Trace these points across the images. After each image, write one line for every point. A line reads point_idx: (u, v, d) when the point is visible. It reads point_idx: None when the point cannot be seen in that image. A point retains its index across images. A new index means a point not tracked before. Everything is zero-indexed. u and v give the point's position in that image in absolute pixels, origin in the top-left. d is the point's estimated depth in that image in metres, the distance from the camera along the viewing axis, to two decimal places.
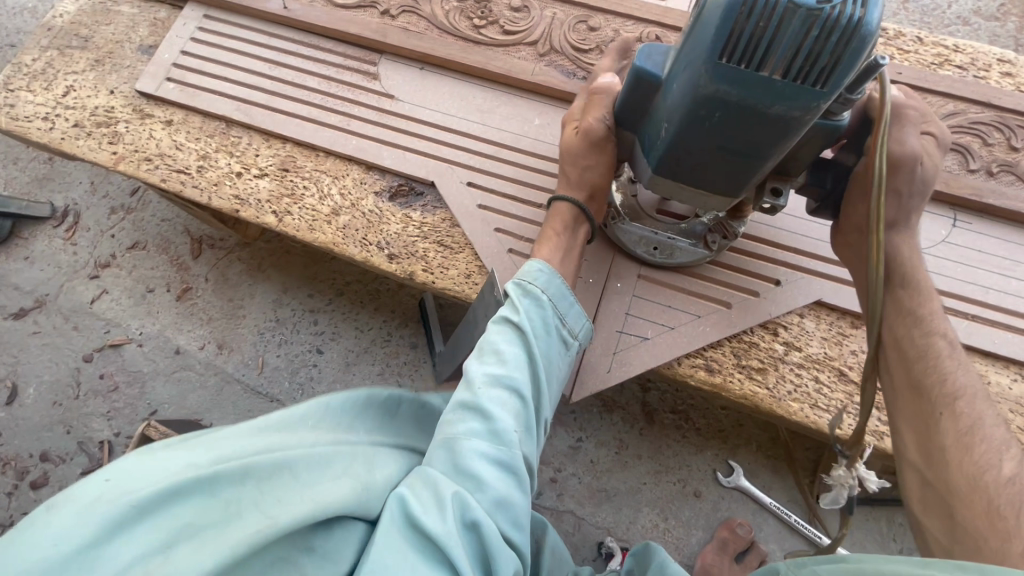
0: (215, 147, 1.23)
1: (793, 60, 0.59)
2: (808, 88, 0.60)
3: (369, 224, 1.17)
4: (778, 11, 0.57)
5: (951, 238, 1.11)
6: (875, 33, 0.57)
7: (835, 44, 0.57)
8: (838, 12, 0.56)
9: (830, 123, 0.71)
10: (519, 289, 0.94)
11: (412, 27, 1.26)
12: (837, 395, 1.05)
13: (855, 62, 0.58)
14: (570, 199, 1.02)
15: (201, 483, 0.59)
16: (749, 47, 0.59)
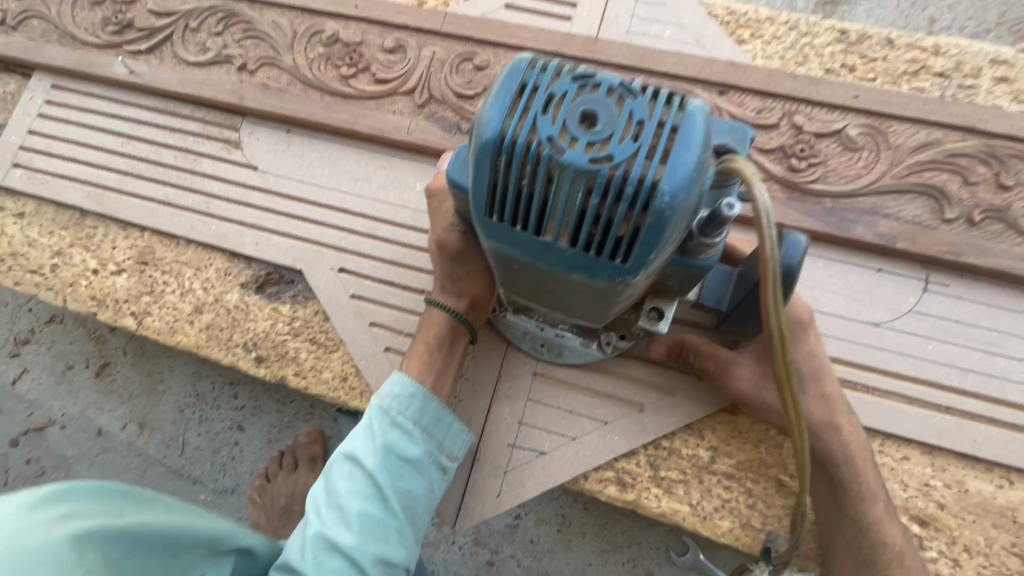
0: (69, 241, 1.10)
1: (573, 227, 0.46)
2: (603, 260, 0.47)
3: (235, 322, 1.03)
4: (540, 169, 0.44)
5: (921, 307, 0.90)
6: (678, 201, 0.43)
7: (619, 216, 0.44)
8: (617, 175, 0.43)
9: (691, 264, 0.58)
10: (380, 418, 0.78)
11: (274, 83, 1.09)
12: (775, 510, 0.87)
13: (657, 239, 0.45)
14: (442, 307, 0.86)
15: (79, 491, 0.59)
16: (517, 207, 0.47)
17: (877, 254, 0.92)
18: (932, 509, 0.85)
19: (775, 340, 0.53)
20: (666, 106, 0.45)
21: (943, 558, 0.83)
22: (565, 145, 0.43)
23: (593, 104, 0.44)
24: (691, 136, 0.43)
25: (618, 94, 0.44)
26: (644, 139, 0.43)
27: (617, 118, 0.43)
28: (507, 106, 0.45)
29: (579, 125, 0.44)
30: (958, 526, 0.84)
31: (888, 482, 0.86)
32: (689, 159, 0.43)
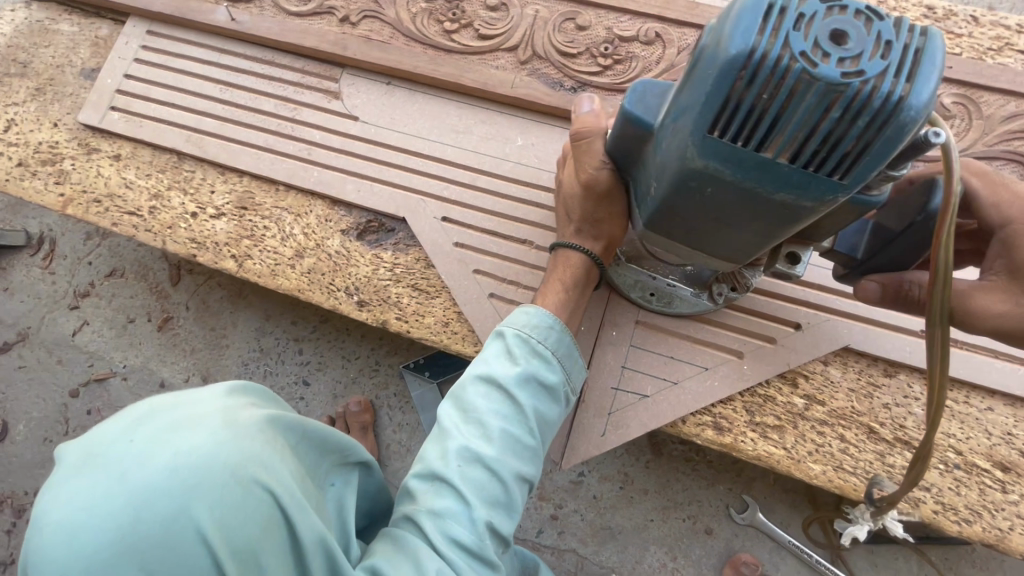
0: (167, 185, 1.12)
1: (804, 140, 0.54)
2: (822, 175, 0.56)
3: (336, 268, 1.06)
4: (791, 81, 0.52)
5: None
6: (916, 115, 0.51)
7: (859, 128, 0.52)
8: (866, 89, 0.51)
9: (863, 199, 0.63)
10: (522, 346, 0.85)
11: (376, 35, 1.11)
12: (866, 454, 0.92)
13: (885, 152, 0.54)
14: (579, 249, 0.93)
15: (252, 392, 0.73)
16: (752, 120, 0.55)
17: None
18: (1015, 456, 0.90)
19: (940, 270, 0.64)
20: (904, 31, 0.53)
21: None
22: (819, 60, 0.51)
23: (844, 25, 0.52)
24: (933, 57, 0.52)
25: (863, 19, 0.52)
26: (891, 58, 0.51)
27: (867, 38, 0.51)
28: (758, 24, 0.52)
29: (830, 43, 0.51)
30: None
31: (973, 430, 0.92)
32: (933, 77, 0.51)
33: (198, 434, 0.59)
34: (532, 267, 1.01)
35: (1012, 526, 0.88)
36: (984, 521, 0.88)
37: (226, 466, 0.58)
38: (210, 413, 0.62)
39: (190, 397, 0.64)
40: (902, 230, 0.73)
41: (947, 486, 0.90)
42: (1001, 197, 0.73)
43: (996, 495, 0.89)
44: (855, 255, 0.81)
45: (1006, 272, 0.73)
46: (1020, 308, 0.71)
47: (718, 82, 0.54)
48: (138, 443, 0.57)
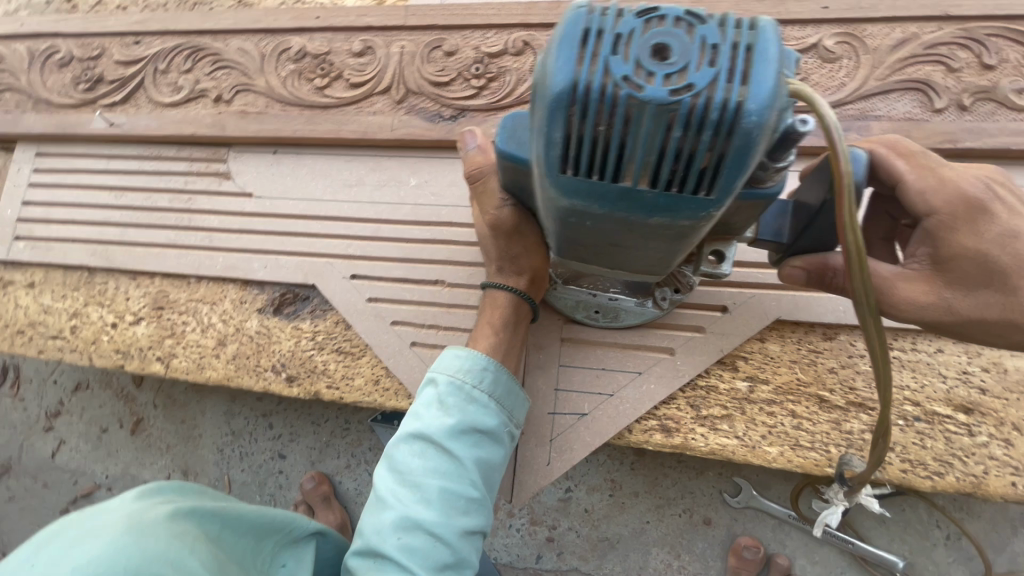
0: (82, 302, 1.11)
1: (657, 165, 0.47)
2: (689, 196, 0.48)
3: (259, 349, 1.04)
4: (619, 109, 0.44)
5: None
6: (767, 118, 0.44)
7: (705, 144, 0.45)
8: (700, 101, 0.43)
9: (758, 192, 0.60)
10: (451, 395, 0.78)
11: (252, 108, 1.09)
12: (821, 426, 0.88)
13: (745, 162, 0.46)
14: (505, 288, 0.87)
15: (165, 492, 0.71)
16: (595, 155, 0.48)
17: None
18: (975, 395, 0.86)
19: (853, 254, 0.58)
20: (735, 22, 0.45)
21: (993, 439, 0.84)
22: (643, 81, 0.44)
23: (663, 32, 0.44)
24: (770, 49, 0.44)
25: (687, 20, 0.45)
26: (723, 59, 0.43)
27: (690, 42, 0.44)
28: (573, 53, 0.45)
29: (654, 59, 0.44)
30: (1003, 407, 0.85)
31: (928, 378, 0.87)
32: (773, 73, 0.44)
33: (93, 546, 0.56)
34: (449, 307, 0.98)
35: (987, 470, 0.83)
36: (955, 470, 0.84)
37: (126, 568, 0.54)
38: (110, 523, 0.59)
39: (91, 514, 0.62)
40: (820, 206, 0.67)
41: (911, 442, 0.86)
42: (928, 181, 0.66)
43: (963, 440, 0.85)
44: (780, 240, 0.75)
45: (929, 243, 0.68)
46: (941, 300, 0.68)
47: (547, 123, 0.47)
48: (35, 569, 0.54)
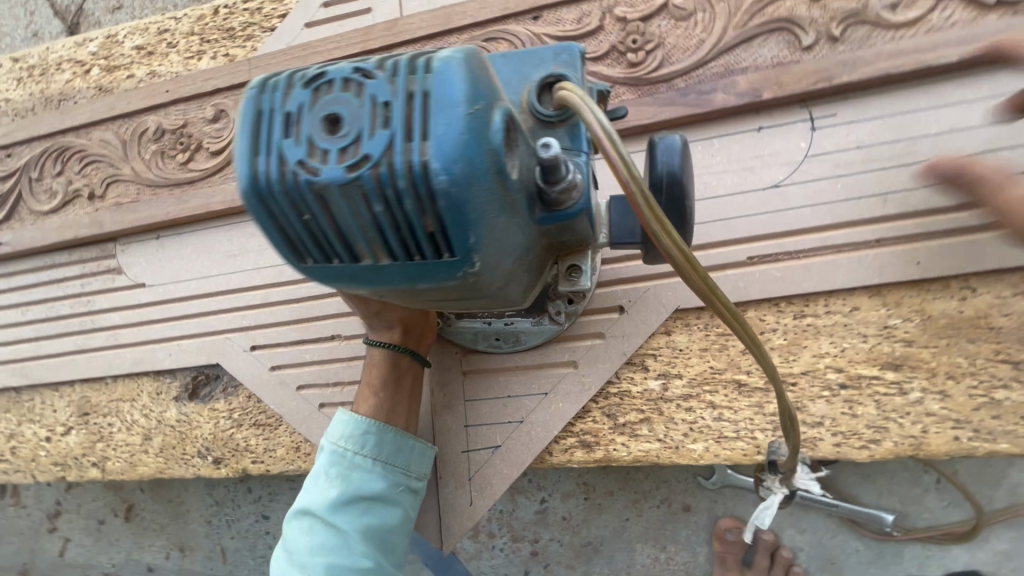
0: (16, 421, 1.13)
1: (375, 233, 0.46)
2: (425, 254, 0.46)
3: (182, 437, 1.04)
4: (308, 196, 0.44)
5: (816, 148, 0.81)
6: (453, 163, 0.42)
7: (410, 208, 0.44)
8: (381, 169, 0.43)
9: (557, 214, 0.59)
10: (331, 467, 0.79)
11: (126, 198, 1.08)
12: (743, 413, 0.83)
13: (467, 219, 0.44)
14: (379, 346, 0.85)
15: None
16: (320, 240, 0.48)
17: (753, 113, 0.83)
18: (901, 350, 0.78)
19: (675, 252, 0.50)
20: (407, 72, 0.45)
21: (927, 394, 0.77)
22: (319, 160, 0.44)
23: (332, 105, 0.44)
24: (447, 92, 0.43)
25: (356, 85, 0.45)
26: (394, 119, 0.43)
27: (359, 109, 0.44)
28: (256, 148, 0.46)
29: (327, 135, 0.44)
30: (934, 357, 0.77)
31: (848, 341, 0.80)
32: (453, 120, 0.42)
33: None
34: (349, 361, 0.96)
35: (925, 428, 0.77)
36: (891, 434, 0.78)
37: None
38: None
39: None
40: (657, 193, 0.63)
41: (839, 413, 0.79)
42: None
43: (894, 401, 0.78)
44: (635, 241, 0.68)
45: None
46: None
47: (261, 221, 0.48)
48: None
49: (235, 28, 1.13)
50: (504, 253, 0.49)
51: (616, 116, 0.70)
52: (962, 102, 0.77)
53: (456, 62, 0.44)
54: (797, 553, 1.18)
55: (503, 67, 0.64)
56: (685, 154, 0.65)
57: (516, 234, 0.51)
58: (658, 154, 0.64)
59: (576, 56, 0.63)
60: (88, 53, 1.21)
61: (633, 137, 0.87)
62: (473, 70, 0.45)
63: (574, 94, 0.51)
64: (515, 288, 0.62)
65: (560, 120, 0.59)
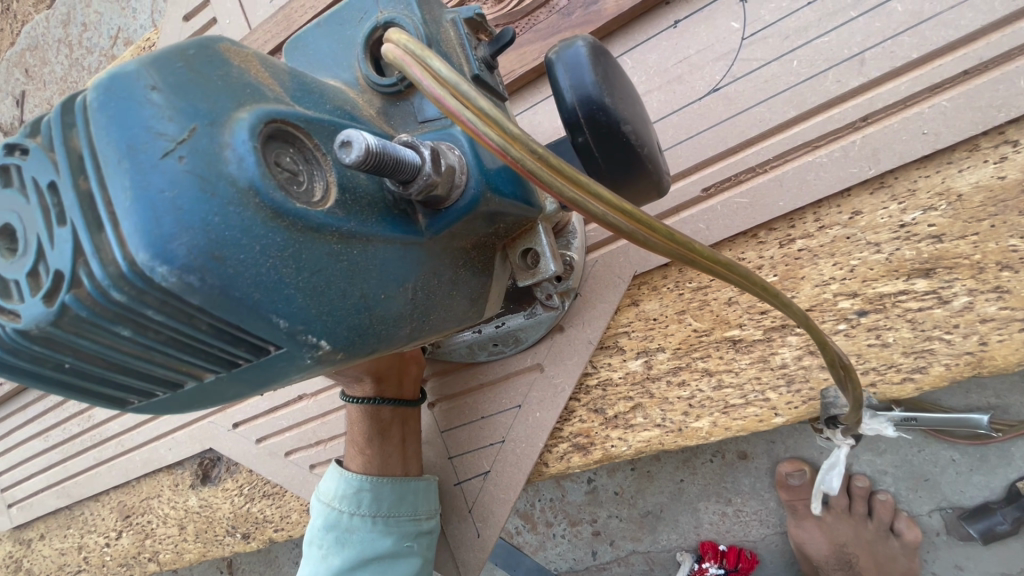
0: (77, 535, 1.20)
1: (141, 350, 0.38)
2: (214, 347, 0.38)
3: (209, 520, 1.05)
4: (37, 343, 0.37)
5: (752, 26, 0.63)
6: (159, 242, 0.32)
7: (161, 315, 0.35)
8: (84, 285, 0.34)
9: (445, 218, 0.45)
10: (328, 532, 0.72)
11: None
12: (748, 372, 0.68)
13: (240, 301, 0.35)
14: (355, 401, 0.75)
15: None
16: (104, 373, 0.41)
17: (661, 6, 0.66)
18: (930, 250, 0.60)
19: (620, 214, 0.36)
20: (62, 134, 0.34)
21: (978, 296, 0.58)
22: (17, 301, 0.36)
23: (9, 217, 0.36)
24: (121, 140, 0.32)
25: (21, 179, 0.36)
26: (67, 209, 0.33)
27: (32, 214, 0.35)
28: None
29: (9, 266, 0.36)
30: (976, 247, 0.58)
31: (855, 257, 0.62)
32: (142, 178, 0.32)
33: None
34: (321, 418, 0.91)
35: (984, 339, 0.58)
36: (940, 357, 0.60)
37: None
38: None
39: None
40: (580, 124, 0.46)
41: (867, 345, 0.62)
42: None
43: (934, 316, 0.60)
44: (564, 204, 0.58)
45: None
46: None
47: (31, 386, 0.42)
48: None
49: None
50: (353, 306, 0.40)
51: (503, 43, 0.51)
52: None
53: (123, 88, 0.33)
54: (880, 478, 1.03)
55: (326, 42, 0.49)
56: (601, 63, 0.46)
57: (354, 272, 0.39)
58: (564, 80, 0.45)
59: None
60: None
61: (528, 85, 0.73)
62: (156, 84, 0.33)
63: (392, 50, 0.36)
64: (448, 314, 0.50)
65: (407, 86, 0.46)
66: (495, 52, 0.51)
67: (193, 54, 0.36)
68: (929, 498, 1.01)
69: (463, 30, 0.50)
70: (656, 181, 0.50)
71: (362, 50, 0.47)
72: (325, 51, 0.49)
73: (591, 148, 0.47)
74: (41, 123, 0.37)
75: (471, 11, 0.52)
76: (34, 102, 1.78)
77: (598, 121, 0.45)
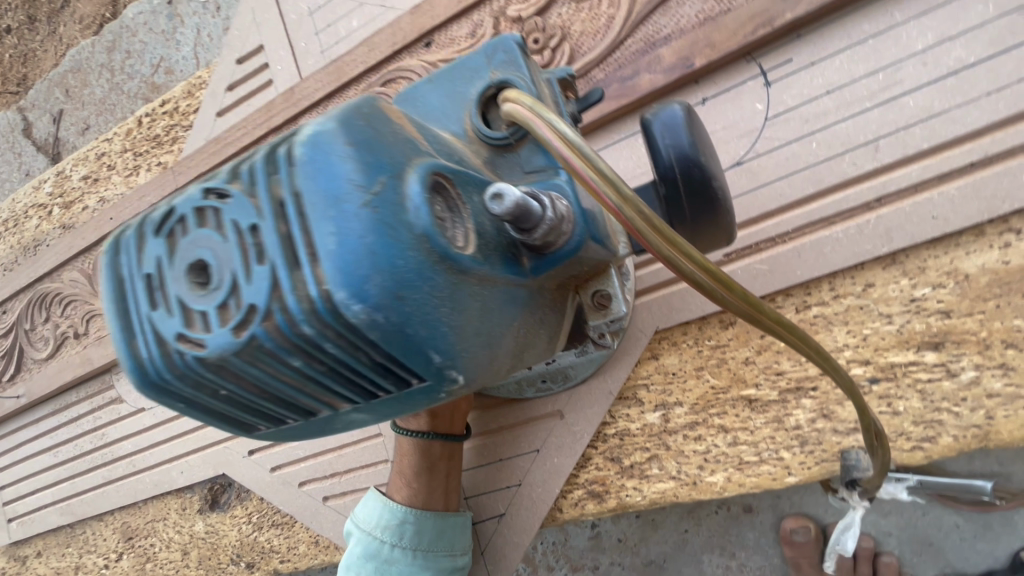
0: (75, 555, 1.19)
1: (296, 385, 0.38)
2: (363, 387, 0.38)
3: (215, 546, 1.05)
4: (210, 370, 0.36)
5: (777, 107, 0.68)
6: (349, 282, 0.32)
7: (337, 350, 0.35)
8: (276, 319, 0.33)
9: (550, 259, 0.44)
10: (366, 562, 0.67)
11: (105, 331, 1.12)
12: (762, 431, 0.71)
13: (410, 337, 0.34)
14: (406, 433, 0.70)
15: None
16: (252, 402, 0.39)
17: (690, 83, 0.71)
18: (939, 325, 0.63)
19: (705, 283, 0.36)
20: (267, 181, 0.35)
21: (984, 371, 0.62)
22: (196, 334, 0.35)
23: (200, 251, 0.35)
24: (327, 191, 0.33)
25: (219, 219, 0.35)
26: (268, 248, 0.33)
27: (227, 252, 0.34)
28: (123, 329, 0.37)
29: (193, 294, 0.35)
30: (982, 325, 0.62)
31: (868, 326, 0.66)
32: (345, 224, 0.32)
33: None
34: (338, 450, 0.92)
35: (990, 413, 0.62)
36: (948, 428, 0.63)
37: None
38: None
39: None
40: (675, 178, 0.46)
41: (878, 412, 0.65)
42: None
43: (942, 388, 0.63)
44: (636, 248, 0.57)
45: None
46: None
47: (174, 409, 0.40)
48: None
49: (160, 135, 1.11)
50: (486, 342, 0.39)
51: (592, 102, 0.54)
52: (949, 3, 0.61)
53: (324, 140, 0.33)
54: (884, 540, 1.04)
55: (436, 95, 0.48)
56: (694, 124, 0.47)
57: (489, 316, 0.39)
58: (663, 137, 0.46)
59: (515, 51, 0.48)
60: (45, 194, 1.23)
61: None
62: (357, 142, 0.33)
63: (519, 109, 0.38)
64: (533, 350, 0.49)
65: (518, 138, 0.45)
66: (581, 111, 0.55)
67: (367, 111, 0.36)
68: (933, 563, 1.01)
69: (556, 88, 0.52)
70: (727, 232, 0.52)
71: (475, 105, 0.46)
72: (433, 103, 0.47)
73: (679, 201, 0.47)
74: (239, 167, 0.37)
75: (562, 71, 0.54)
76: (70, 121, 1.85)
77: (693, 178, 0.46)
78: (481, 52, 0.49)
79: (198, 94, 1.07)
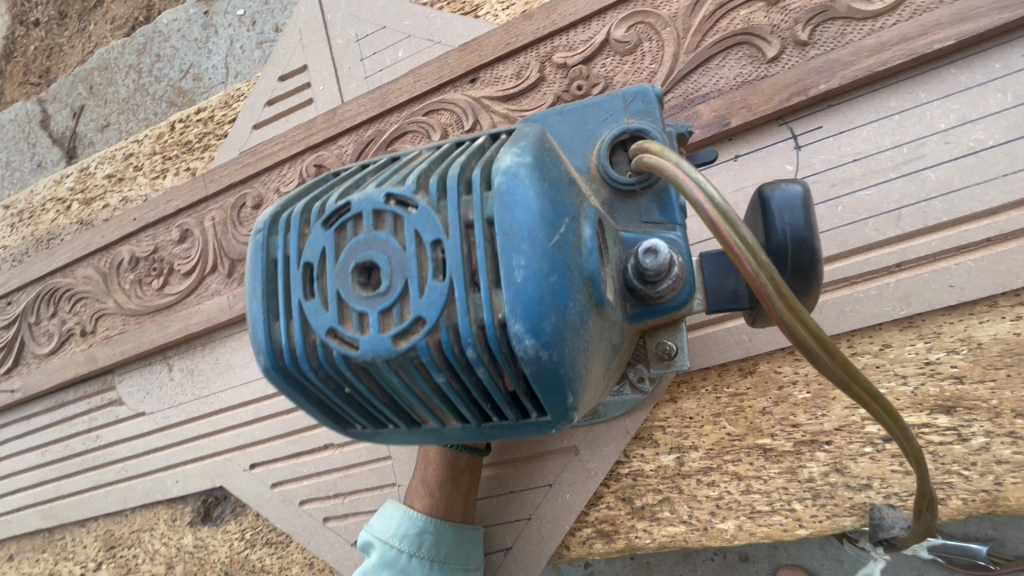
0: (49, 562, 1.14)
1: (426, 393, 0.46)
2: (482, 403, 0.46)
3: (201, 562, 1.01)
4: (350, 369, 0.45)
5: (805, 169, 0.72)
6: (526, 318, 0.39)
7: (483, 373, 0.43)
8: (439, 334, 0.42)
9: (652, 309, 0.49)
10: (383, 569, 0.68)
11: (114, 331, 1.11)
12: (775, 481, 0.72)
13: (562, 373, 0.40)
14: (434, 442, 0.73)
15: None
16: (374, 400, 0.49)
17: (724, 141, 0.75)
18: (952, 389, 0.66)
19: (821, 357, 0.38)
20: (458, 207, 0.43)
21: (994, 438, 0.64)
22: (359, 332, 0.44)
23: (375, 254, 0.44)
24: (521, 223, 0.40)
25: (397, 226, 0.44)
26: (448, 268, 0.42)
27: (403, 260, 0.43)
28: (285, 314, 0.47)
29: (362, 293, 0.44)
30: (993, 393, 0.64)
31: (883, 385, 0.68)
32: (533, 259, 0.39)
33: None
34: (345, 470, 0.91)
35: (999, 479, 0.63)
36: (957, 491, 0.65)
37: None
38: None
39: None
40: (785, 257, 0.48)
41: (889, 470, 0.67)
42: None
43: (953, 451, 0.65)
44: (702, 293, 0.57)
45: None
46: None
47: (294, 395, 0.50)
48: None
49: (191, 141, 1.12)
50: (597, 377, 0.45)
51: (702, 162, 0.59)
52: (971, 88, 0.66)
53: (522, 178, 0.41)
54: None
55: (566, 128, 0.53)
56: (811, 217, 0.49)
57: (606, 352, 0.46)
58: (786, 218, 0.48)
59: (651, 103, 0.53)
60: (66, 189, 1.24)
61: None
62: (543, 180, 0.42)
63: (671, 164, 0.41)
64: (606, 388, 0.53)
65: (643, 186, 0.50)
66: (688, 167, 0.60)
67: (549, 154, 0.44)
68: None
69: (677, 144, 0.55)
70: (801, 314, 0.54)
71: (605, 145, 0.51)
72: (565, 133, 0.52)
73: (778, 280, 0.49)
74: (421, 184, 0.45)
75: (684, 127, 0.56)
76: (90, 116, 1.86)
77: (801, 264, 0.48)
78: (619, 96, 0.54)
79: (236, 106, 1.10)
